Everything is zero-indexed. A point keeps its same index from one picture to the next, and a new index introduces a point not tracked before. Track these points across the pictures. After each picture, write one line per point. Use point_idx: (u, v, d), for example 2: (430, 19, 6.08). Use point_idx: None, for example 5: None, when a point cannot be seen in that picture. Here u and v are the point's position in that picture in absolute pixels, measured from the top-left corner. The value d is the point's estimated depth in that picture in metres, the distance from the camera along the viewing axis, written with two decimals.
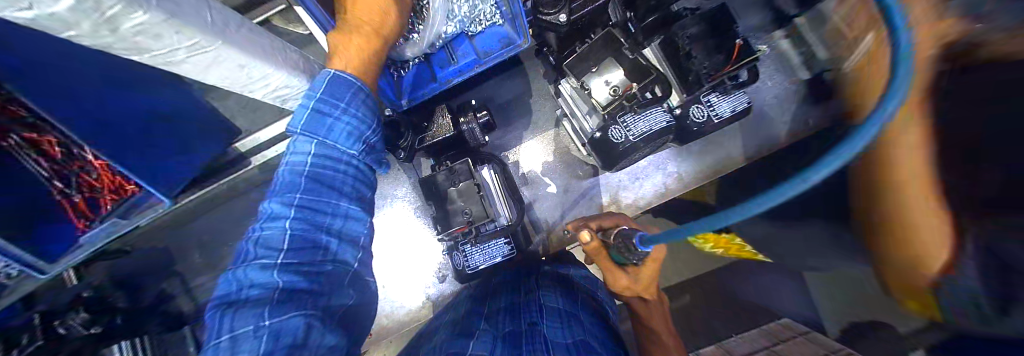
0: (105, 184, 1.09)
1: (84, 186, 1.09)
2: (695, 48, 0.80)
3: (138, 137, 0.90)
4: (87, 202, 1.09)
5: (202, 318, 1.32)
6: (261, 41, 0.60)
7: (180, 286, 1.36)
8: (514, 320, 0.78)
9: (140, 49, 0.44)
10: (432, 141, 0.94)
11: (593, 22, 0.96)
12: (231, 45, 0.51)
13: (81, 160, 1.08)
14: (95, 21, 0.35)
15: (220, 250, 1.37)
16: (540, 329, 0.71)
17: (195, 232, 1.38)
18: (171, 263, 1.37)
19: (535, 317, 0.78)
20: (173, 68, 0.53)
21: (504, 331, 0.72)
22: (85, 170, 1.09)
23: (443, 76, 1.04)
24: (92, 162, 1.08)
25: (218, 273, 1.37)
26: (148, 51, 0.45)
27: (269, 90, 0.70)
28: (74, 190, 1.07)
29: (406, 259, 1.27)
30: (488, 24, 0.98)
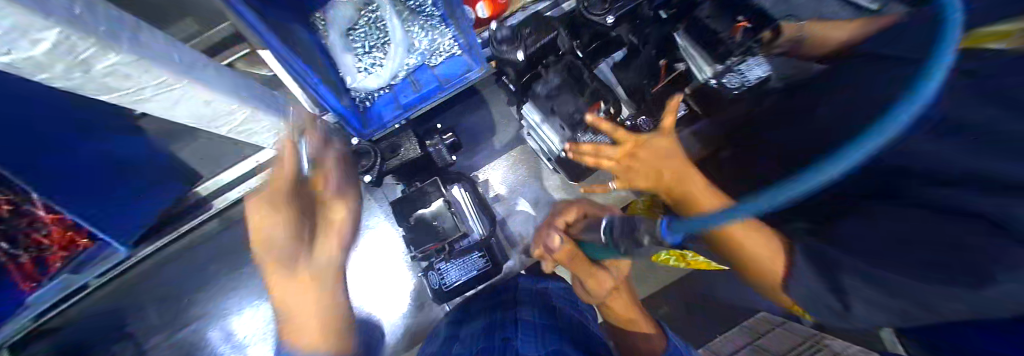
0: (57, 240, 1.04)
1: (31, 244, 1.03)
2: (632, 71, 0.98)
3: (100, 186, 0.89)
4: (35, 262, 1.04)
5: None
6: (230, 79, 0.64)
7: (134, 348, 1.26)
8: (489, 337, 0.82)
9: (111, 88, 0.48)
10: (401, 163, 0.96)
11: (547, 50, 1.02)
12: (201, 84, 0.55)
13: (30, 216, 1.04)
14: (68, 62, 0.40)
15: (180, 303, 1.29)
16: (513, 344, 0.73)
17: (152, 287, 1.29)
18: (124, 324, 1.27)
19: (509, 333, 0.81)
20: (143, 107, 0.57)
21: (478, 348, 0.76)
22: (34, 227, 1.03)
23: (409, 103, 1.07)
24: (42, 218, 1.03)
25: (178, 330, 1.28)
26: (118, 90, 0.49)
27: (237, 126, 0.73)
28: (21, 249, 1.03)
29: (394, 284, 1.29)
30: (446, 55, 1.10)
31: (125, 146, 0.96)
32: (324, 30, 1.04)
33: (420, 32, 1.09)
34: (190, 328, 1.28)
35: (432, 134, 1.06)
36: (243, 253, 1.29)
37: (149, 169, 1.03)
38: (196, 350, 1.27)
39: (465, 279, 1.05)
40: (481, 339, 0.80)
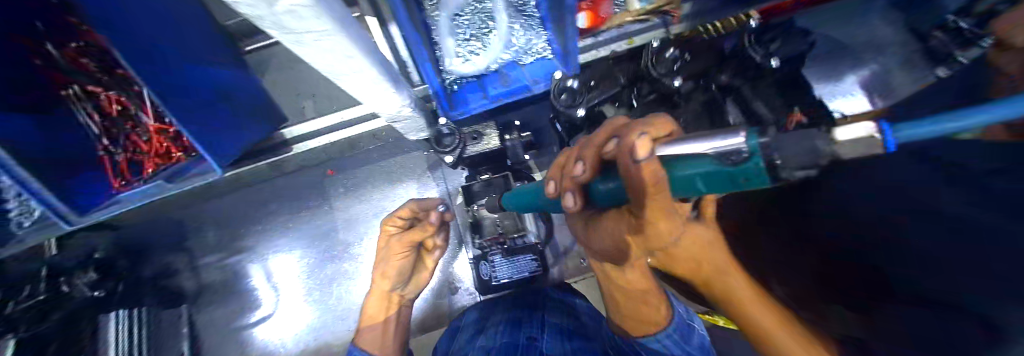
0: (152, 149, 1.14)
1: (129, 146, 1.14)
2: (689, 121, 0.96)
3: (201, 108, 0.92)
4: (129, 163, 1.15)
5: (203, 300, 1.32)
6: (360, 33, 0.60)
7: (188, 262, 1.35)
8: (513, 333, 0.88)
9: (280, 27, 0.43)
10: (478, 152, 0.97)
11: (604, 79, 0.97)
12: (349, 38, 0.54)
13: (134, 120, 1.14)
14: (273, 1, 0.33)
15: (234, 230, 1.37)
16: (539, 349, 0.79)
17: (212, 209, 1.38)
18: (185, 238, 1.36)
19: (535, 333, 0.87)
20: (293, 47, 0.52)
21: (501, 343, 0.84)
22: (135, 131, 1.14)
23: (494, 95, 1.05)
24: (145, 125, 1.14)
25: (227, 254, 1.36)
26: (286, 30, 0.44)
27: (351, 86, 0.69)
28: (119, 149, 1.13)
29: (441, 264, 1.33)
30: (537, 57, 1.08)
31: (205, 74, 0.98)
32: (430, 9, 1.04)
33: (520, 29, 1.07)
34: (239, 256, 1.36)
35: (512, 129, 1.04)
36: (304, 197, 1.38)
37: (233, 102, 1.05)
38: (238, 278, 1.34)
39: (514, 278, 1.07)
40: (506, 333, 0.89)
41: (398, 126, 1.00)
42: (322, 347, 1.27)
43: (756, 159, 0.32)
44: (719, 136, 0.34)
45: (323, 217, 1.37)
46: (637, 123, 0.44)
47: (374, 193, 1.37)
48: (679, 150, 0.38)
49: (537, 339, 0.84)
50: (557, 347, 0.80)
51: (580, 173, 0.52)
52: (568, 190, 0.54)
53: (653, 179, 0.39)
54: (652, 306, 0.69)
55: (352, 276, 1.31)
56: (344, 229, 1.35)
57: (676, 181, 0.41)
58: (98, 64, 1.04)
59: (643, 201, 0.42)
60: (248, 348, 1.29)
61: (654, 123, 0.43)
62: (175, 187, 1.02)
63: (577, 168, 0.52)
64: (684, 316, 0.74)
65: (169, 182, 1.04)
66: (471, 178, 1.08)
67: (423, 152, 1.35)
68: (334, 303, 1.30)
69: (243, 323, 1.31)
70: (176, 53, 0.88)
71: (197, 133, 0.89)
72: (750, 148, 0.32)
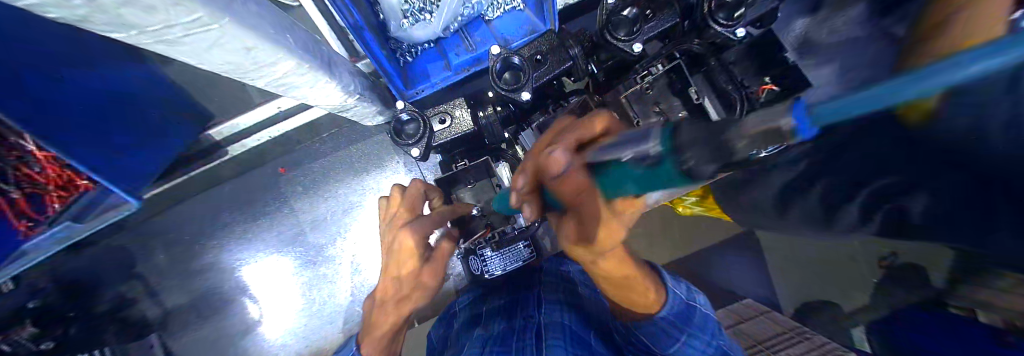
0: (52, 180, 0.90)
1: (25, 180, 0.90)
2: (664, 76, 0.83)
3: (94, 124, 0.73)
4: (29, 199, 0.90)
5: (172, 324, 1.22)
6: (263, 13, 0.43)
7: (142, 289, 1.21)
8: (509, 318, 0.82)
9: (130, 18, 0.31)
10: (450, 137, 0.83)
11: (562, 45, 0.82)
12: (239, 21, 0.38)
13: (21, 149, 0.89)
14: None
15: (188, 247, 1.21)
16: (535, 321, 0.76)
17: (157, 228, 1.20)
18: (132, 265, 1.20)
19: (530, 311, 0.83)
20: (166, 46, 0.38)
21: (497, 330, 0.77)
22: (25, 161, 0.89)
23: (458, 64, 0.87)
24: (34, 152, 0.89)
25: (189, 274, 1.22)
26: (139, 20, 0.32)
27: (274, 84, 0.53)
28: (14, 185, 0.89)
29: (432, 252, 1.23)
30: (506, 10, 0.89)
31: (94, 77, 0.77)
32: None
33: None
34: (203, 274, 1.22)
35: (484, 103, 0.89)
36: (258, 201, 1.21)
37: (139, 107, 0.85)
38: (206, 296, 1.23)
39: (509, 270, 1.01)
40: (501, 320, 0.82)
41: (347, 115, 0.83)
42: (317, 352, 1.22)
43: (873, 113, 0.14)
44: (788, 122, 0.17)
45: (285, 222, 1.23)
46: (579, 132, 0.46)
47: (341, 187, 1.22)
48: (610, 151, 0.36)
49: (533, 316, 0.79)
50: (555, 313, 0.79)
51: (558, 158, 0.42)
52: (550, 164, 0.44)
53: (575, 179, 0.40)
54: (642, 290, 0.66)
55: (335, 278, 1.23)
56: (313, 231, 1.23)
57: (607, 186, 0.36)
58: None
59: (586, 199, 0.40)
60: None
61: (585, 127, 0.46)
62: (91, 224, 0.84)
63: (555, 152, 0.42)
64: (682, 294, 0.70)
65: (80, 220, 0.85)
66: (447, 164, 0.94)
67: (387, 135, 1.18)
68: (320, 308, 1.23)
69: (226, 339, 1.23)
70: (5, 45, 0.63)
71: (92, 162, 0.71)
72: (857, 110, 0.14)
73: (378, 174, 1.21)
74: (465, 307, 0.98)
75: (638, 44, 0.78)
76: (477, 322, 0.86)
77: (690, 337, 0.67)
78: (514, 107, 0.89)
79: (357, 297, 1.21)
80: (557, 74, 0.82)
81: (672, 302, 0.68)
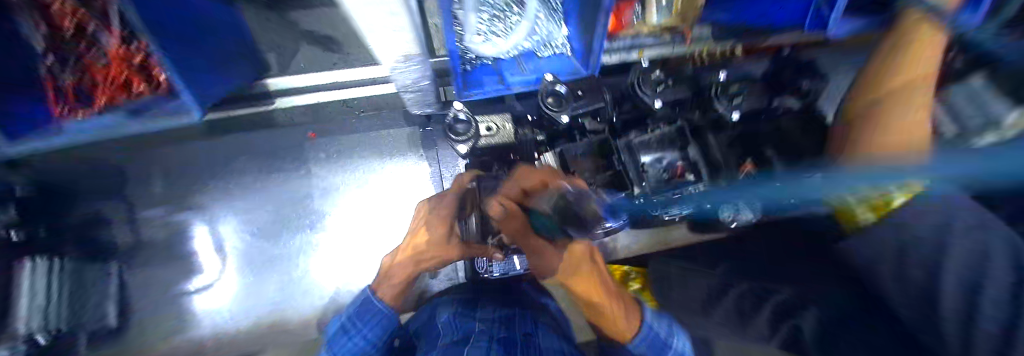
0: (113, 76, 0.87)
1: (84, 70, 0.88)
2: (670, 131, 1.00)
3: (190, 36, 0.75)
4: (79, 89, 0.88)
5: (139, 257, 1.16)
6: None
7: (122, 213, 1.16)
8: (508, 328, 0.83)
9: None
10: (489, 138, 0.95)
11: (596, 89, 1.01)
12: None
13: (93, 39, 0.85)
14: None
15: (188, 183, 1.20)
16: (534, 340, 0.79)
17: (163, 156, 1.19)
18: (123, 187, 1.16)
19: (529, 330, 0.85)
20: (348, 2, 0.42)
21: (499, 336, 0.78)
22: (92, 52, 0.86)
23: (511, 82, 1.03)
24: (109, 46, 0.85)
25: (177, 210, 1.19)
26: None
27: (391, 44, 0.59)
28: (71, 72, 0.87)
29: (383, 214, 1.29)
30: (555, 52, 1.09)
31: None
32: None
33: (544, 19, 1.05)
34: (193, 214, 1.20)
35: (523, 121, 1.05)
36: (276, 157, 1.25)
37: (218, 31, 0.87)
38: (186, 239, 1.20)
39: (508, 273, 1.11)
40: (500, 328, 0.83)
41: (407, 97, 0.99)
42: (282, 322, 1.23)
43: None
44: None
45: (295, 183, 1.26)
46: (521, 180, 0.81)
47: (360, 164, 1.30)
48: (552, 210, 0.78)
49: (531, 335, 0.82)
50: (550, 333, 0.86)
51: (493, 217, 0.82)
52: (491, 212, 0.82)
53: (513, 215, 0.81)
54: (625, 318, 0.81)
55: (325, 250, 1.26)
56: (320, 198, 1.27)
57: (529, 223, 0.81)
58: None
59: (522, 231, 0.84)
60: (193, 314, 1.18)
61: (528, 177, 0.81)
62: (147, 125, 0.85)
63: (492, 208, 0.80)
64: (662, 334, 0.79)
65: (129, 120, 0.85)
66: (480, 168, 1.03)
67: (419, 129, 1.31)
68: (301, 275, 1.24)
69: (190, 288, 1.19)
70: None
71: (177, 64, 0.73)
72: None
73: (399, 161, 1.32)
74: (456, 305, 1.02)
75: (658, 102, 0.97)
76: (470, 315, 0.92)
77: None
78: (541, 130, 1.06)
79: (341, 273, 1.25)
80: (591, 108, 0.96)
81: (645, 334, 0.78)
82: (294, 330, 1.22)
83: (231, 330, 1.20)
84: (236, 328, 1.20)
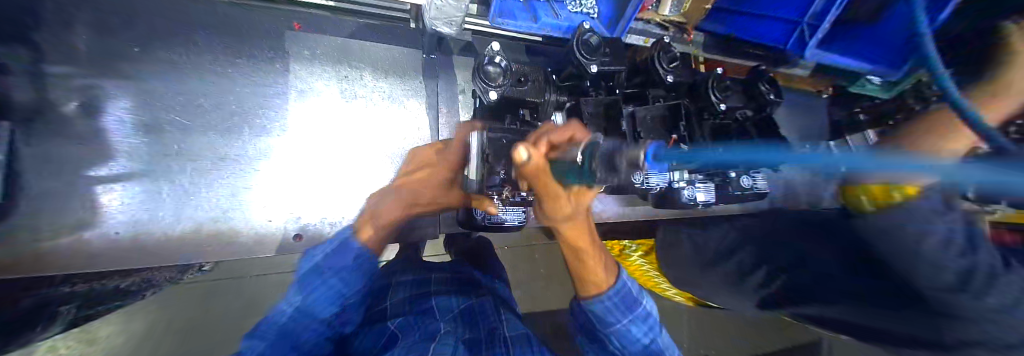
0: None
1: None
2: (660, 106, 1.14)
3: None
4: None
5: (36, 123, 0.91)
6: None
7: (25, 63, 0.91)
8: (474, 327, 0.89)
9: None
10: (515, 74, 0.94)
11: (617, 52, 1.04)
12: None
13: None
14: None
15: (132, 49, 0.99)
16: (501, 334, 0.87)
17: (103, 9, 0.98)
18: (28, 30, 0.92)
19: (494, 324, 0.92)
20: None
21: (465, 337, 0.82)
22: None
23: (541, 23, 1.02)
24: None
25: (108, 76, 0.97)
26: None
27: None
28: None
29: (375, 138, 1.21)
30: (584, 11, 1.13)
31: None
32: None
33: None
34: (127, 86, 0.99)
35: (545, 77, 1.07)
36: (250, 45, 1.09)
37: None
38: (108, 115, 0.97)
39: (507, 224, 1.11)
40: (465, 330, 0.86)
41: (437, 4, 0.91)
42: (230, 233, 1.06)
43: None
44: None
45: (267, 79, 1.11)
46: (550, 133, 0.59)
47: (348, 73, 1.19)
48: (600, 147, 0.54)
49: (498, 329, 0.89)
50: (513, 320, 0.99)
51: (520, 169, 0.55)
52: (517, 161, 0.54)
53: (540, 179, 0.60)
54: (606, 271, 0.88)
55: (295, 160, 1.13)
56: (296, 103, 1.13)
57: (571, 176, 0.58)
58: None
59: (549, 187, 0.63)
60: (101, 207, 0.95)
61: (562, 131, 0.59)
62: None
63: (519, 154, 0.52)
64: (635, 290, 0.90)
65: None
66: (494, 115, 1.02)
67: (424, 56, 1.26)
68: (257, 184, 1.09)
69: (101, 174, 0.96)
70: None
71: None
72: None
73: (396, 84, 1.24)
74: None
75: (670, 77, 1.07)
76: None
77: (632, 322, 0.85)
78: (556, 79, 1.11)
79: (312, 190, 1.14)
80: (612, 68, 1.01)
81: (622, 285, 0.87)
82: (241, 248, 1.06)
83: (157, 235, 0.99)
84: (166, 233, 1.00)
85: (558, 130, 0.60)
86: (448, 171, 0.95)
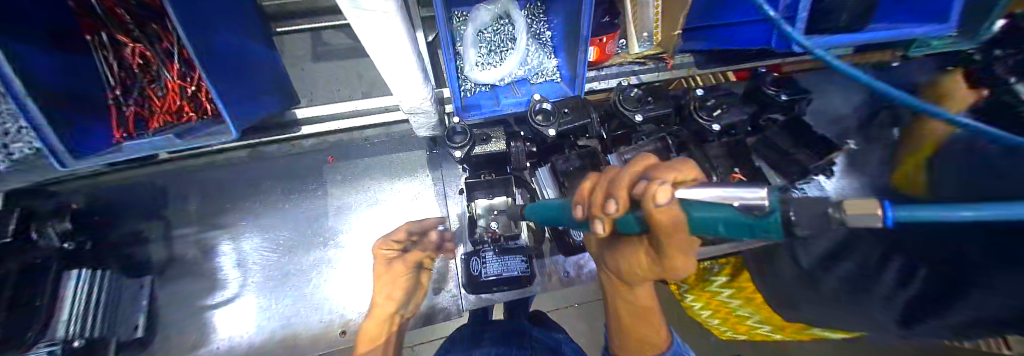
0: (165, 106, 1.16)
1: (138, 101, 1.14)
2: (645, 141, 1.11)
3: (228, 63, 0.97)
4: (134, 118, 1.13)
5: (166, 271, 1.27)
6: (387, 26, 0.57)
7: (162, 231, 1.31)
8: None
9: None
10: (485, 150, 1.03)
11: (583, 106, 1.09)
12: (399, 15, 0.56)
13: (153, 74, 1.15)
14: None
15: (222, 203, 1.36)
16: None
17: (201, 179, 1.37)
18: (164, 207, 1.33)
19: None
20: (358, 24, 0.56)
21: None
22: (152, 85, 1.15)
23: (505, 104, 1.14)
24: (165, 78, 1.16)
25: (207, 226, 1.34)
26: None
27: (393, 75, 0.76)
28: (128, 101, 1.12)
29: None
30: (547, 79, 1.23)
31: (245, 48, 1.07)
32: (461, 26, 1.17)
33: (535, 51, 1.22)
34: (219, 229, 1.34)
35: (518, 138, 1.11)
36: (300, 178, 1.41)
37: (258, 69, 1.13)
38: (210, 255, 1.31)
39: (504, 276, 1.08)
40: None
41: (412, 120, 1.07)
42: (292, 337, 1.24)
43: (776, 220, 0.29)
44: (744, 187, 0.31)
45: (314, 201, 1.40)
46: (666, 168, 0.43)
47: (373, 184, 1.43)
48: (705, 194, 0.35)
49: None
50: None
51: (601, 233, 0.50)
52: (597, 218, 0.50)
53: (671, 221, 0.38)
54: (651, 324, 0.75)
55: (340, 265, 1.33)
56: (335, 217, 1.38)
57: (695, 224, 0.39)
58: (131, 43, 1.11)
59: (662, 238, 0.43)
60: (206, 331, 1.23)
61: (679, 169, 0.42)
62: (188, 140, 0.98)
63: (609, 206, 0.46)
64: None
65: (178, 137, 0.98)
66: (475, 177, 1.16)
67: (426, 151, 1.45)
68: (310, 292, 1.29)
69: (204, 303, 1.26)
70: (216, 33, 0.93)
71: (213, 76, 0.90)
72: (772, 208, 0.29)
73: (408, 181, 1.44)
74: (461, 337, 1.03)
75: (639, 116, 1.07)
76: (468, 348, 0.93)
77: None
78: (536, 146, 1.15)
79: (350, 288, 1.30)
80: (576, 122, 1.06)
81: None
82: (301, 347, 1.22)
83: (243, 345, 1.22)
84: (249, 343, 1.23)
85: (679, 167, 0.43)
86: (410, 270, 1.03)
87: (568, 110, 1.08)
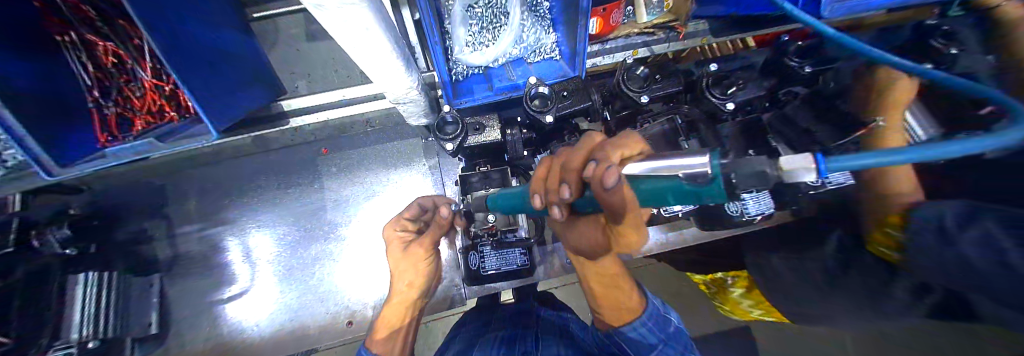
0: (147, 106, 1.12)
1: (120, 102, 1.10)
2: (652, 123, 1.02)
3: (204, 61, 0.92)
4: (117, 120, 1.09)
5: (173, 267, 1.31)
6: (352, 23, 0.51)
7: (164, 229, 1.33)
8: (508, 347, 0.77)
9: None
10: (480, 141, 0.97)
11: (583, 88, 1.01)
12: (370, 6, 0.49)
13: (130, 74, 1.10)
14: None
15: (219, 199, 1.36)
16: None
17: (195, 177, 1.36)
18: (163, 206, 1.34)
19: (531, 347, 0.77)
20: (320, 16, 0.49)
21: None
22: (129, 85, 1.10)
23: (498, 87, 1.06)
24: (142, 79, 1.11)
25: (207, 223, 1.34)
26: None
27: (371, 67, 0.70)
28: (109, 103, 1.08)
29: None
30: (545, 57, 1.13)
31: (219, 43, 1.01)
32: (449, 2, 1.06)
33: (531, 26, 1.10)
34: (221, 226, 1.34)
35: (514, 125, 1.05)
36: (295, 171, 1.38)
37: (240, 64, 1.09)
38: (215, 251, 1.32)
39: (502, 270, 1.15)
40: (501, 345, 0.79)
41: (402, 109, 0.99)
42: (302, 328, 1.27)
43: (720, 183, 0.27)
44: (687, 155, 0.28)
45: (310, 196, 1.37)
46: (610, 146, 0.42)
47: (369, 175, 1.39)
48: (653, 167, 0.32)
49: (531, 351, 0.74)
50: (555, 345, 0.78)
51: (560, 218, 0.47)
52: (554, 204, 0.47)
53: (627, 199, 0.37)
54: (626, 291, 0.73)
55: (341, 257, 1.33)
56: (333, 209, 1.37)
57: (648, 198, 0.36)
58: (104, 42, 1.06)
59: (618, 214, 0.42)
60: (219, 324, 1.27)
61: (625, 145, 0.42)
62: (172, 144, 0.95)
63: (564, 190, 0.43)
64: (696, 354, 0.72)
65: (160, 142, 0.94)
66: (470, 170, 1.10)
67: (421, 139, 1.39)
68: (315, 284, 1.31)
69: (215, 297, 1.29)
70: (184, 29, 0.87)
71: (187, 77, 0.84)
72: (715, 171, 0.27)
73: (404, 171, 1.39)
74: (468, 322, 1.03)
75: (645, 96, 0.98)
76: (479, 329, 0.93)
77: None
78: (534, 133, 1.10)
79: (353, 279, 1.31)
80: (574, 105, 0.98)
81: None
82: (310, 336, 1.25)
83: (255, 335, 1.26)
84: (260, 333, 1.27)
85: (625, 143, 0.43)
86: (428, 257, 0.97)
87: (566, 95, 0.99)
